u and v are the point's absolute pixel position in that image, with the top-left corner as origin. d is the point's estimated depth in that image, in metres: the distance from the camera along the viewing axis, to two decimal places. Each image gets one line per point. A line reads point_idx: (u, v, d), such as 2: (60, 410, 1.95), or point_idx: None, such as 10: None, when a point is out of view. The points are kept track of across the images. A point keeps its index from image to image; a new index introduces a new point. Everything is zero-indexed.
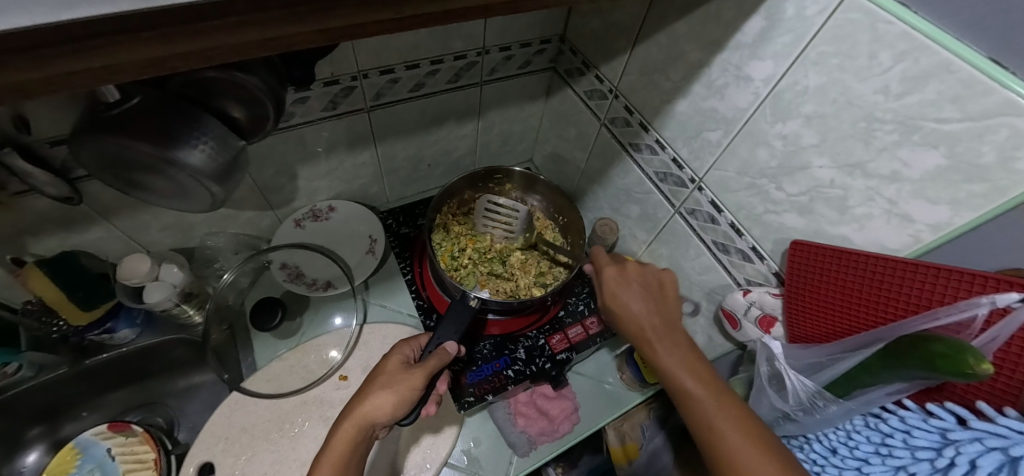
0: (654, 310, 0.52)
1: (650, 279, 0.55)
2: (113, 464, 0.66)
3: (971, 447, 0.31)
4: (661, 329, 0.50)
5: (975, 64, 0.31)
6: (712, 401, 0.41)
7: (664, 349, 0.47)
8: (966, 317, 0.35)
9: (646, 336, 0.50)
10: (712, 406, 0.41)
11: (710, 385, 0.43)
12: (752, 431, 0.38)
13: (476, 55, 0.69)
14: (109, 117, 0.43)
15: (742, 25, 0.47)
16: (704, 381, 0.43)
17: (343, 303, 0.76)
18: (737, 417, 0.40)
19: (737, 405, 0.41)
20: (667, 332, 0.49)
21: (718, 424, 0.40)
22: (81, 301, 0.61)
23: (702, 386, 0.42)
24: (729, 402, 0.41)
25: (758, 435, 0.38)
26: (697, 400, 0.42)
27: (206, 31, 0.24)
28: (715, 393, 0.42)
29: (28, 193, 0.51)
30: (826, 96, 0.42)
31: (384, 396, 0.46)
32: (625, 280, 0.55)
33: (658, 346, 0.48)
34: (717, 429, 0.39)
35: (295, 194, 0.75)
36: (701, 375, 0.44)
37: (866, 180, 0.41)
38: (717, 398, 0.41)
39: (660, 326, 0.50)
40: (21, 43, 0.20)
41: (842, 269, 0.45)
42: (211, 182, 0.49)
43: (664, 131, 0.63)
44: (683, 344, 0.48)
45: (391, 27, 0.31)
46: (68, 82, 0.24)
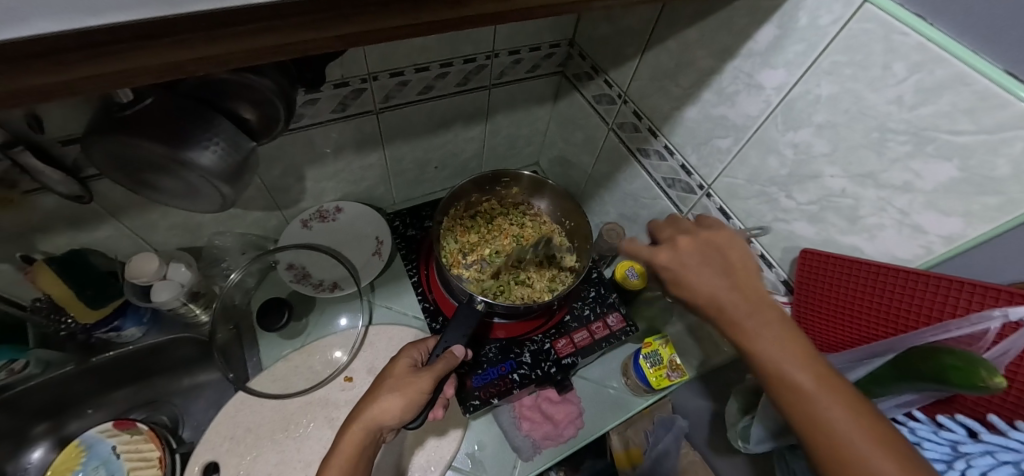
0: (730, 280, 0.41)
1: (724, 246, 0.43)
2: (118, 462, 0.67)
3: (984, 460, 0.31)
4: (752, 308, 0.38)
5: (991, 77, 0.31)
6: (840, 412, 0.31)
7: (759, 336, 0.36)
8: (977, 330, 0.35)
9: (731, 319, 0.39)
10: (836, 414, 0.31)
11: (833, 390, 0.32)
12: (892, 442, 0.29)
13: (485, 58, 0.69)
14: (122, 118, 0.44)
15: (755, 34, 0.47)
16: (823, 380, 0.33)
17: (349, 304, 0.76)
18: (872, 427, 0.30)
19: (866, 408, 0.31)
20: (757, 311, 0.38)
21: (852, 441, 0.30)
22: (90, 299, 0.62)
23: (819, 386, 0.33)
24: (859, 406, 0.31)
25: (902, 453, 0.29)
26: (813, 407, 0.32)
27: (227, 37, 0.24)
28: (840, 396, 0.32)
29: (39, 191, 0.51)
30: (838, 105, 0.42)
31: (391, 399, 0.46)
32: (684, 247, 0.44)
33: (749, 330, 0.37)
34: (852, 450, 0.29)
35: (303, 195, 0.76)
36: (817, 370, 0.34)
37: (878, 190, 0.41)
38: (845, 401, 0.32)
39: (740, 302, 0.39)
40: (46, 48, 0.20)
41: (854, 278, 0.45)
42: (222, 182, 0.49)
43: (673, 137, 0.63)
44: (785, 324, 0.37)
45: (408, 32, 0.31)
46: (87, 85, 0.24)
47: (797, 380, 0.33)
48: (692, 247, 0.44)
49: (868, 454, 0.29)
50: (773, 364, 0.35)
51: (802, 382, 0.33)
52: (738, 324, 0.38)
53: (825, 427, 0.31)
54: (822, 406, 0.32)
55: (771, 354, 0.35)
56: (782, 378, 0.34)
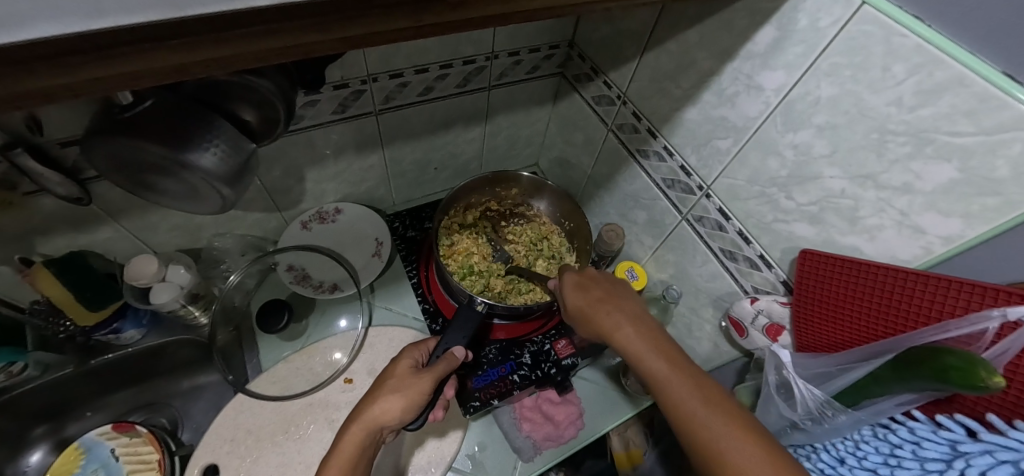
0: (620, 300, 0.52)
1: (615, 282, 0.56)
2: (118, 464, 0.66)
3: (982, 459, 0.31)
4: (632, 320, 0.49)
5: (989, 79, 0.31)
6: (685, 388, 0.40)
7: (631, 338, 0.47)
8: (977, 330, 0.35)
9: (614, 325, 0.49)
10: (686, 392, 0.39)
11: (682, 372, 0.41)
12: (726, 410, 0.37)
13: (485, 60, 0.69)
14: (122, 119, 0.43)
15: (754, 35, 0.47)
16: (677, 368, 0.42)
17: (349, 306, 0.75)
18: (714, 402, 0.38)
19: (709, 386, 0.40)
20: (631, 322, 0.49)
21: (698, 412, 0.38)
22: (90, 301, 0.61)
23: (674, 371, 0.42)
24: (703, 387, 0.40)
25: (735, 416, 0.37)
26: (670, 389, 0.41)
27: (231, 39, 0.24)
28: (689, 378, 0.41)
29: (38, 193, 0.51)
30: (838, 106, 0.42)
31: (392, 400, 0.46)
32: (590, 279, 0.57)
33: (620, 328, 0.49)
34: (693, 417, 0.38)
35: (303, 196, 0.76)
36: (675, 362, 0.43)
37: (878, 191, 0.42)
38: (691, 381, 0.40)
39: (621, 313, 0.50)
40: (49, 51, 0.20)
41: (851, 278, 0.45)
42: (222, 184, 0.49)
43: (672, 138, 0.63)
44: (654, 332, 0.47)
45: (410, 34, 0.31)
46: (89, 88, 0.24)
47: (657, 366, 0.43)
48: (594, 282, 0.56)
49: (708, 420, 0.37)
50: (642, 358, 0.45)
51: (660, 368, 0.43)
52: (619, 329, 0.49)
53: (679, 402, 0.39)
54: (665, 378, 0.42)
55: (642, 351, 0.45)
56: (648, 367, 0.44)
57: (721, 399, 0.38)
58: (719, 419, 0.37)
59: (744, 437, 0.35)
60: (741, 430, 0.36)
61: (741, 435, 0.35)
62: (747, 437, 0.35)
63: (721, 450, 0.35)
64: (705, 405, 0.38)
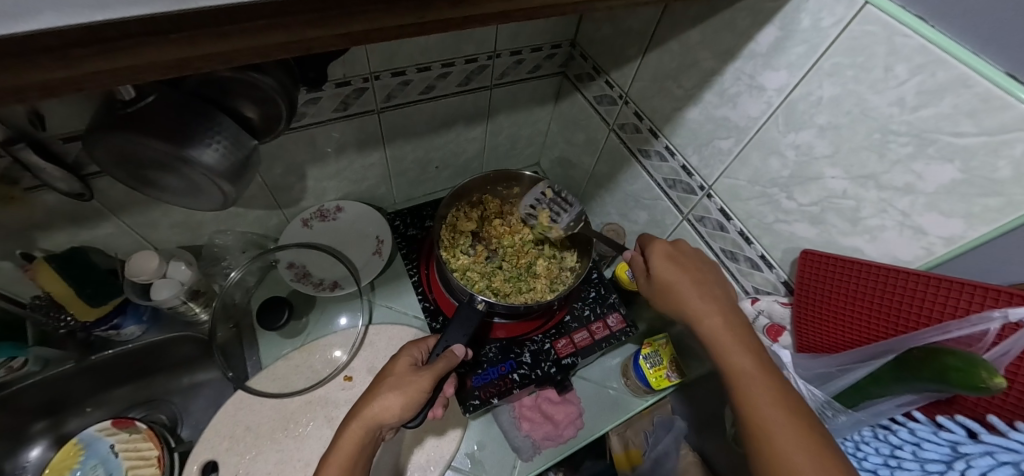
0: (710, 287, 0.51)
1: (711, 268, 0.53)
2: (117, 459, 0.67)
3: (984, 460, 0.31)
4: (720, 313, 0.49)
5: (992, 79, 0.31)
6: (764, 391, 0.41)
7: (717, 329, 0.48)
8: (978, 331, 0.35)
9: (699, 311, 0.50)
10: (764, 391, 0.41)
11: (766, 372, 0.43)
12: (805, 423, 0.39)
13: (488, 59, 0.69)
14: (125, 115, 0.44)
15: (757, 35, 0.47)
16: (762, 369, 0.43)
17: (349, 303, 0.76)
18: (790, 407, 0.40)
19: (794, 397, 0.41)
20: (720, 313, 0.49)
21: (771, 410, 0.40)
22: (90, 297, 0.61)
23: (757, 371, 0.43)
24: (784, 392, 0.41)
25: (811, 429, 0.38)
26: (748, 383, 0.42)
27: (233, 34, 0.24)
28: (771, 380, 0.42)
29: (39, 188, 0.51)
30: (840, 106, 0.42)
31: (392, 397, 0.46)
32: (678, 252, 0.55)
33: (709, 315, 0.49)
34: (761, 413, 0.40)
35: (304, 194, 0.76)
36: (761, 363, 0.44)
37: (879, 192, 0.42)
38: (774, 385, 0.42)
39: (708, 303, 0.50)
40: (52, 43, 0.20)
41: (852, 278, 0.45)
42: (224, 180, 0.49)
43: (674, 138, 0.63)
44: (744, 329, 0.47)
45: (412, 31, 0.31)
46: (92, 82, 0.24)
47: (741, 363, 0.44)
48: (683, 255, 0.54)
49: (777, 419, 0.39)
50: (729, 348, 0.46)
51: (743, 364, 0.44)
52: (708, 319, 0.49)
53: (754, 397, 0.41)
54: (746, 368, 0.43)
55: (726, 345, 0.46)
56: (730, 359, 0.45)
57: (799, 409, 0.40)
58: (792, 423, 0.39)
59: (813, 445, 0.37)
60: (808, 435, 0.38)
61: (813, 445, 0.37)
62: (816, 448, 0.37)
63: (782, 448, 0.38)
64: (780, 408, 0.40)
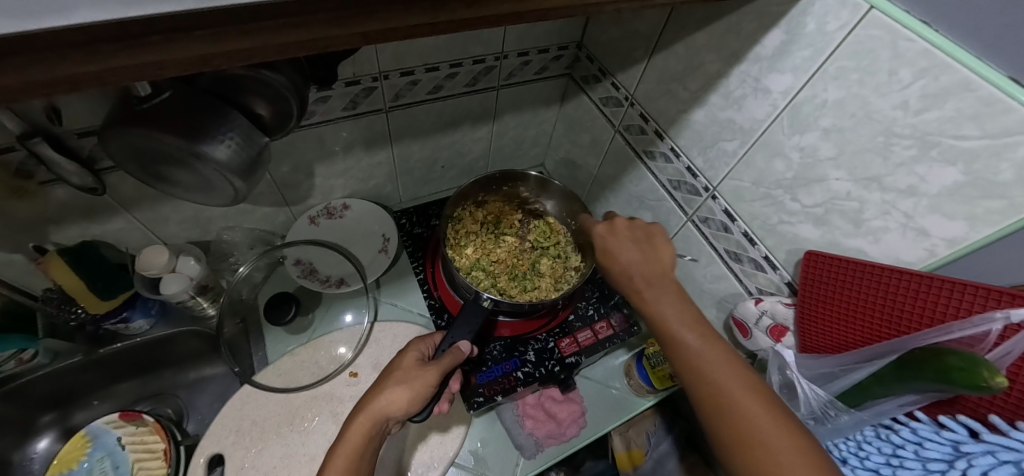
0: (650, 259, 0.51)
1: (658, 238, 0.52)
2: (124, 452, 0.67)
3: (985, 460, 0.32)
4: (662, 284, 0.48)
5: (994, 83, 0.32)
6: (708, 354, 0.41)
7: (661, 300, 0.46)
8: (980, 331, 0.35)
9: (646, 283, 0.48)
10: (714, 362, 0.40)
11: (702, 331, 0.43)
12: (755, 387, 0.38)
13: (495, 60, 0.70)
14: (140, 111, 0.44)
15: (762, 38, 0.48)
16: (706, 338, 0.42)
17: (355, 301, 0.76)
18: (740, 374, 0.39)
19: (739, 362, 0.40)
20: (656, 281, 0.48)
21: (722, 383, 0.39)
22: (101, 290, 0.62)
23: (697, 336, 0.42)
24: (723, 350, 0.41)
25: (761, 394, 0.38)
26: (691, 353, 0.41)
27: (256, 31, 0.25)
28: (715, 348, 0.41)
29: (53, 182, 0.52)
30: (844, 109, 0.42)
31: (399, 391, 0.47)
32: (618, 231, 0.54)
33: (645, 283, 0.48)
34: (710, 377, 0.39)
35: (311, 191, 0.76)
36: (704, 332, 0.43)
37: (883, 194, 0.42)
38: (721, 353, 0.41)
39: (653, 277, 0.49)
40: (85, 38, 0.21)
41: (855, 279, 0.46)
42: (236, 176, 0.49)
43: (679, 140, 0.64)
44: (678, 292, 0.47)
45: (426, 30, 0.32)
46: (116, 76, 0.25)
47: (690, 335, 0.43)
48: (624, 232, 0.54)
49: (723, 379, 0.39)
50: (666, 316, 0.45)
51: (683, 333, 0.43)
52: (646, 287, 0.48)
53: (704, 368, 0.40)
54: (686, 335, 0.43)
55: (672, 317, 0.44)
56: (675, 334, 0.43)
57: (746, 374, 0.39)
58: (743, 390, 0.38)
59: (767, 409, 0.36)
60: (751, 389, 0.38)
61: (766, 411, 0.36)
62: (763, 407, 0.37)
63: (739, 416, 0.37)
64: (731, 375, 0.39)
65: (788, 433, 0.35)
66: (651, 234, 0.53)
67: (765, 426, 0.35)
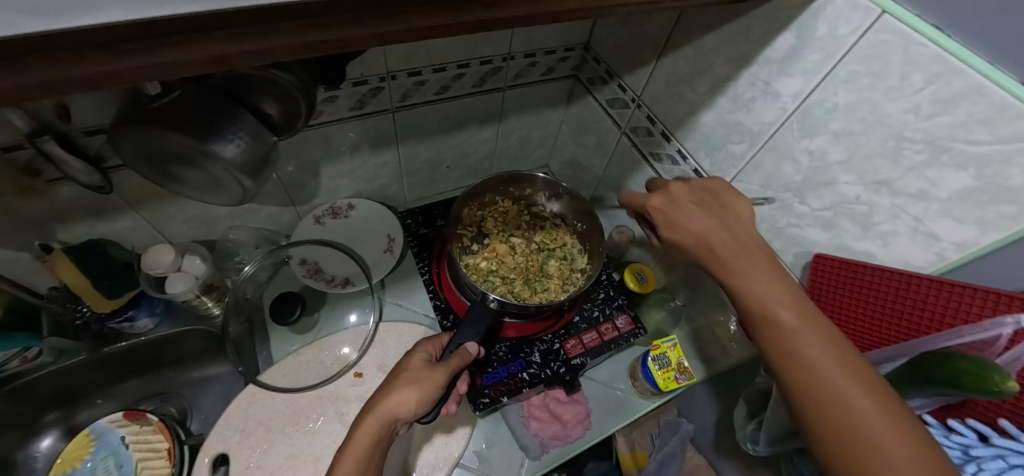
0: (729, 225, 0.41)
1: (735, 205, 0.43)
2: (128, 451, 0.67)
3: (994, 464, 0.32)
4: (751, 255, 0.38)
5: (1007, 89, 0.32)
6: (811, 342, 0.32)
7: (748, 274, 0.37)
8: (991, 335, 0.35)
9: (728, 249, 0.39)
10: (820, 354, 0.32)
11: (804, 314, 0.34)
12: (877, 390, 0.30)
13: (502, 60, 0.70)
14: (150, 110, 0.44)
15: (773, 42, 0.48)
16: (811, 322, 0.34)
17: (359, 301, 0.76)
18: (854, 370, 0.31)
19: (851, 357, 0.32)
20: (738, 244, 0.39)
21: (841, 387, 0.30)
22: (107, 289, 0.62)
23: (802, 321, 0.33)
24: (848, 360, 0.31)
25: (885, 400, 0.29)
26: (790, 340, 0.33)
27: (275, 31, 0.25)
28: (820, 335, 0.33)
29: (60, 181, 0.52)
30: (855, 113, 0.43)
31: (407, 392, 0.47)
32: (682, 196, 0.44)
33: (722, 246, 0.39)
34: (820, 377, 0.31)
35: (317, 191, 0.76)
36: (807, 317, 0.34)
37: (892, 198, 0.42)
38: (829, 344, 0.32)
39: (736, 244, 0.39)
40: (107, 38, 0.21)
41: (865, 283, 0.46)
42: (244, 175, 0.49)
43: (686, 143, 0.64)
44: (772, 265, 0.38)
45: (442, 32, 0.32)
46: (134, 75, 0.25)
47: (786, 320, 0.34)
48: (684, 197, 0.44)
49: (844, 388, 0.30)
50: (752, 290, 0.36)
51: (783, 315, 0.34)
52: (725, 254, 0.39)
53: (804, 360, 0.32)
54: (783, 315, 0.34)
55: (763, 297, 0.36)
56: (768, 316, 0.35)
57: (864, 371, 0.31)
58: (858, 390, 0.29)
59: (896, 422, 0.28)
60: (884, 407, 0.29)
61: (888, 418, 0.28)
62: (901, 437, 0.27)
63: (852, 423, 0.29)
64: (843, 371, 0.30)
65: (918, 451, 0.27)
66: (717, 194, 0.44)
67: (888, 438, 0.27)
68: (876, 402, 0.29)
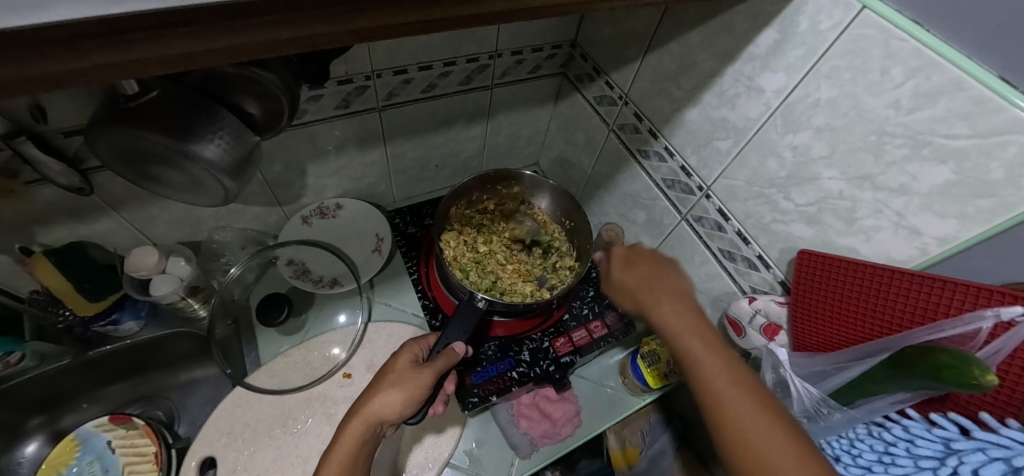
0: (658, 277, 0.54)
1: (651, 260, 0.56)
2: (114, 456, 0.67)
3: (975, 457, 0.31)
4: (659, 283, 0.53)
5: (985, 82, 0.32)
6: (693, 337, 0.45)
7: (672, 319, 0.48)
8: (971, 329, 0.36)
9: (642, 286, 0.54)
10: (701, 350, 0.43)
11: (693, 326, 0.46)
12: (749, 388, 0.39)
13: (489, 58, 0.69)
14: (127, 109, 0.44)
15: (756, 37, 0.48)
16: (694, 330, 0.46)
17: (347, 301, 0.76)
18: (728, 369, 0.41)
19: (742, 375, 0.40)
20: (658, 283, 0.53)
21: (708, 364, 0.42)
22: (88, 292, 0.61)
23: (689, 330, 0.46)
24: (724, 353, 0.43)
25: (753, 395, 0.38)
26: (681, 337, 0.46)
27: (244, 28, 0.24)
28: (723, 361, 0.42)
29: (39, 182, 0.51)
30: (837, 109, 0.42)
31: (392, 394, 0.47)
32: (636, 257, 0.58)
33: (648, 287, 0.53)
34: (698, 362, 0.43)
35: (304, 191, 0.76)
36: (712, 345, 0.44)
37: (875, 192, 0.42)
38: (704, 346, 0.44)
39: (670, 295, 0.51)
40: (64, 35, 0.20)
41: (849, 278, 0.46)
42: (225, 176, 0.49)
43: (673, 139, 0.64)
44: (683, 300, 0.50)
45: (419, 28, 0.31)
46: (100, 73, 0.24)
47: (694, 347, 0.44)
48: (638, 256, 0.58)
49: (711, 366, 0.42)
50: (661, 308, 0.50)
51: (675, 325, 0.47)
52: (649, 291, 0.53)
53: (705, 370, 0.42)
54: (678, 325, 0.47)
55: (663, 312, 0.49)
56: (676, 333, 0.47)
57: (740, 373, 0.41)
58: (747, 404, 0.38)
59: (741, 386, 0.39)
60: (732, 374, 0.40)
61: (759, 418, 0.36)
62: (741, 392, 0.39)
63: (730, 410, 0.38)
64: (709, 361, 0.42)
65: (757, 403, 0.38)
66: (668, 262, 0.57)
67: (735, 396, 0.38)
68: (740, 392, 0.39)
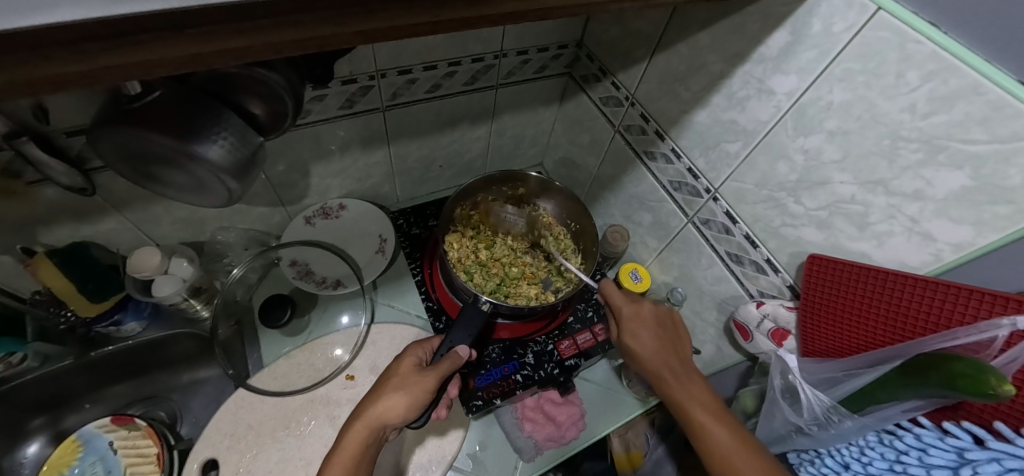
0: (663, 341, 0.57)
1: (656, 320, 0.59)
2: (116, 457, 0.66)
3: (990, 467, 0.31)
4: (664, 348, 0.56)
5: (1006, 87, 0.31)
6: (698, 407, 0.48)
7: (679, 388, 0.51)
8: (986, 337, 0.35)
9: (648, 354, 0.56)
10: (706, 419, 0.47)
11: (698, 396, 0.50)
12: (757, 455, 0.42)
13: (494, 58, 0.69)
14: (130, 110, 0.43)
15: (767, 39, 0.47)
16: (699, 399, 0.49)
17: (352, 302, 0.76)
18: (737, 440, 0.44)
19: (749, 444, 0.44)
20: (662, 348, 0.56)
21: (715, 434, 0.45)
22: (91, 293, 0.61)
23: (695, 400, 0.49)
24: (731, 423, 0.46)
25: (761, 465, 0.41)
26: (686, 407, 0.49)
27: (250, 29, 0.24)
28: (730, 431, 0.45)
29: (41, 183, 0.51)
30: (850, 112, 0.42)
31: (396, 398, 0.47)
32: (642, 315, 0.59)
33: (653, 353, 0.56)
34: (707, 431, 0.46)
35: (307, 191, 0.75)
36: (717, 414, 0.47)
37: (888, 197, 0.42)
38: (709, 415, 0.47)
39: (675, 361, 0.54)
40: (67, 37, 0.19)
41: (860, 284, 0.45)
42: (229, 177, 0.48)
43: (680, 141, 0.63)
44: (688, 368, 0.54)
45: (427, 29, 0.31)
46: (104, 75, 0.23)
47: (701, 417, 0.47)
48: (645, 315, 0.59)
49: (718, 437, 0.45)
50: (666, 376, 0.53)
51: (680, 394, 0.51)
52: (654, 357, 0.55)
53: (716, 441, 0.45)
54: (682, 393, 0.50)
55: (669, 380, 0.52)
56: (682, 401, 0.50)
57: (746, 441, 0.44)
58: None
59: (750, 455, 0.42)
60: (740, 444, 0.44)
61: None
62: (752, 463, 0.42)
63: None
64: (717, 431, 0.45)
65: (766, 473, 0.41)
66: (672, 320, 0.59)
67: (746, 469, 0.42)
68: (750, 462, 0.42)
